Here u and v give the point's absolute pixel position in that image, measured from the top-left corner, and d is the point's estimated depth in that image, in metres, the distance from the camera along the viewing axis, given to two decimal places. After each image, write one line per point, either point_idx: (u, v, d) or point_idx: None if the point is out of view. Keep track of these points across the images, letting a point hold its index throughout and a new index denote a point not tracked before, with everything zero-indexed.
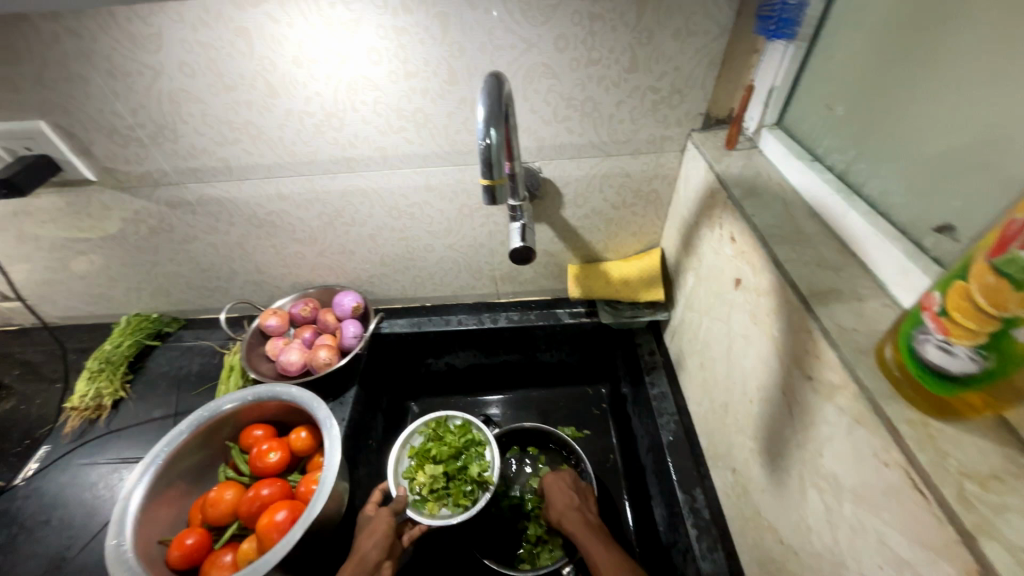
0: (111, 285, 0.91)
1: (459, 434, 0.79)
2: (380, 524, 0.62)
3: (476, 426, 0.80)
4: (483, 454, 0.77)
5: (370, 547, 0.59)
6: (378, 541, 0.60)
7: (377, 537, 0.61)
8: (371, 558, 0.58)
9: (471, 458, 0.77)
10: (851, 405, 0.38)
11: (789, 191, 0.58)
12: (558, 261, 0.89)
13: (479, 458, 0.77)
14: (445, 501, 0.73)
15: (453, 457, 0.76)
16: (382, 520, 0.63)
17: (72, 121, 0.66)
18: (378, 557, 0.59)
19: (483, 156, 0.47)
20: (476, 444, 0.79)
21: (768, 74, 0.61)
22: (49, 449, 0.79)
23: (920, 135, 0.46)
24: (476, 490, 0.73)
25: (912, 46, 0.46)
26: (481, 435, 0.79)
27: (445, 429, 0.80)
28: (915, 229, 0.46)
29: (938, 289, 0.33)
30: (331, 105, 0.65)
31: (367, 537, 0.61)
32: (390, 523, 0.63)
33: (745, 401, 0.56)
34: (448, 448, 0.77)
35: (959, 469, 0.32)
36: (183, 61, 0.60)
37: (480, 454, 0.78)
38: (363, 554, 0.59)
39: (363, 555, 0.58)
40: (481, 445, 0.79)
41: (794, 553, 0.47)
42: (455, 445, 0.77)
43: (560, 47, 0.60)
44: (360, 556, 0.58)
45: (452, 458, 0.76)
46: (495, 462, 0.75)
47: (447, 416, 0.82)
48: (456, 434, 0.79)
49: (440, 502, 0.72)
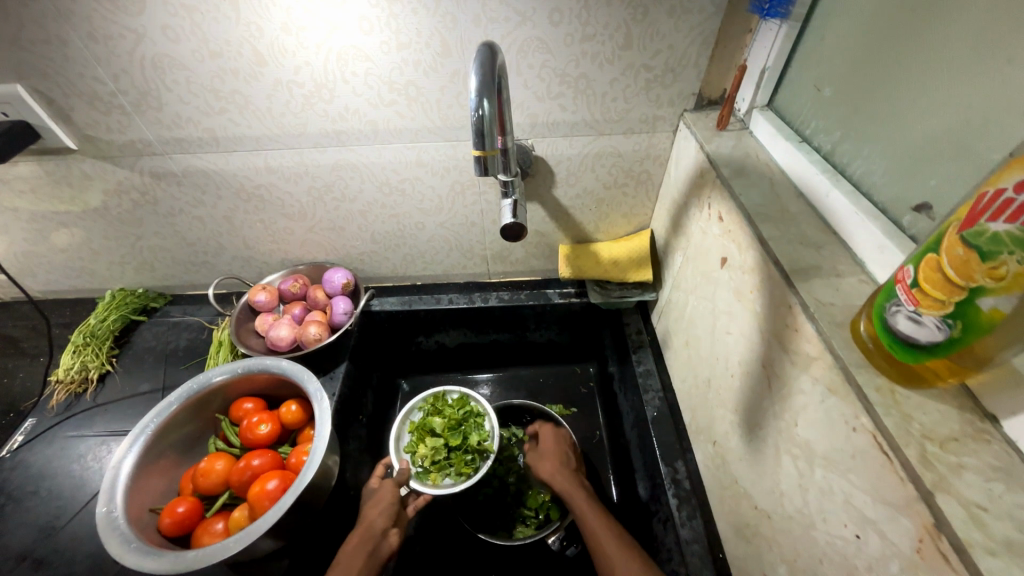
0: (94, 258, 0.90)
1: (457, 408, 0.80)
2: (386, 494, 0.66)
3: (475, 398, 0.81)
4: (481, 424, 0.78)
5: (375, 516, 0.63)
6: (383, 510, 0.64)
7: (382, 507, 0.64)
8: (377, 525, 0.62)
9: (470, 429, 0.77)
10: (825, 374, 0.40)
11: (776, 172, 0.59)
12: (549, 241, 0.89)
13: (479, 429, 0.78)
14: (447, 471, 0.73)
15: (452, 428, 0.77)
16: (387, 491, 0.67)
17: (50, 85, 0.64)
18: (384, 524, 0.62)
19: (476, 127, 0.47)
20: (475, 416, 0.79)
21: (761, 54, 0.61)
22: (35, 422, 0.79)
23: (902, 116, 0.47)
24: (477, 459, 0.74)
25: (902, 27, 0.47)
26: (479, 407, 0.80)
27: (444, 403, 0.80)
28: (894, 208, 0.48)
29: (911, 262, 0.34)
30: (321, 75, 0.64)
31: (373, 507, 0.64)
32: (394, 494, 0.66)
33: (727, 375, 0.58)
34: (447, 420, 0.77)
35: (921, 432, 0.34)
36: (167, 25, 0.58)
37: (479, 425, 0.78)
38: (370, 522, 0.62)
39: (370, 524, 0.62)
40: (480, 416, 0.79)
41: (767, 517, 0.49)
42: (454, 417, 0.78)
43: (554, 21, 0.59)
44: (367, 524, 0.62)
45: (452, 429, 0.77)
46: (494, 431, 0.76)
47: (444, 390, 0.82)
48: (455, 408, 0.80)
49: (442, 472, 0.73)
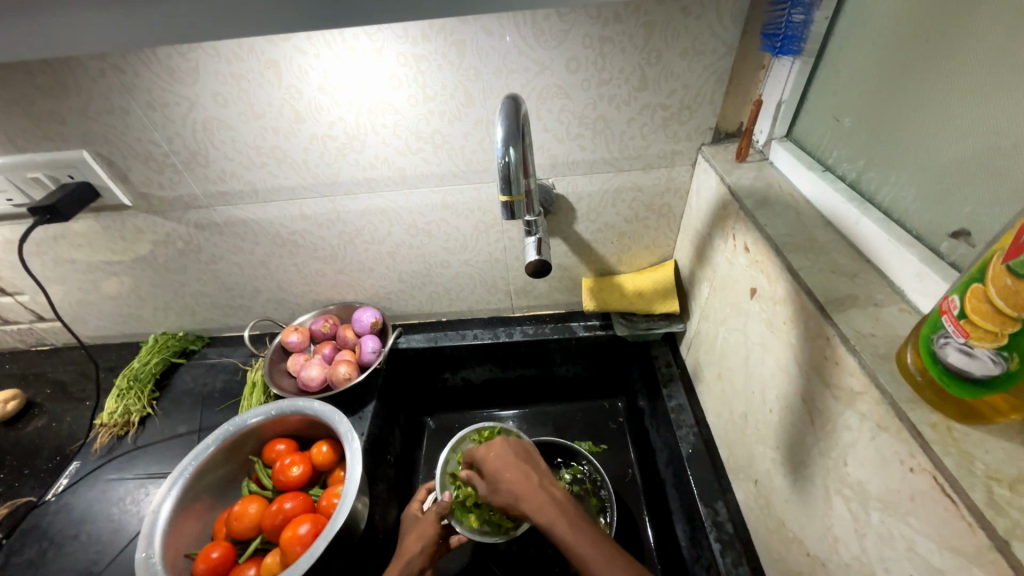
0: (140, 304, 0.95)
1: None
2: (427, 529, 0.64)
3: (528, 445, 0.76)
4: None
5: (415, 555, 0.62)
6: (424, 547, 0.63)
7: (423, 543, 0.63)
8: (416, 565, 0.61)
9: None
10: (873, 410, 0.38)
11: (801, 201, 0.59)
12: (572, 274, 0.90)
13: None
14: (487, 517, 0.68)
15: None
16: (429, 522, 0.65)
17: (112, 149, 0.70)
18: (422, 562, 0.62)
19: (502, 173, 0.49)
20: None
21: (776, 88, 0.63)
22: (79, 465, 0.82)
23: (929, 142, 0.47)
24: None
25: (919, 58, 0.47)
26: None
27: None
28: (930, 235, 0.47)
29: (957, 293, 0.33)
30: (353, 129, 0.68)
31: (415, 541, 0.63)
32: (436, 529, 0.64)
33: (765, 410, 0.56)
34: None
35: (987, 472, 0.32)
36: (216, 91, 0.64)
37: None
38: (409, 559, 0.62)
39: (409, 561, 0.61)
40: None
41: (821, 565, 0.46)
42: None
43: (571, 68, 0.62)
44: (406, 562, 0.61)
45: None
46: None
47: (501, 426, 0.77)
48: None
49: (482, 517, 0.68)
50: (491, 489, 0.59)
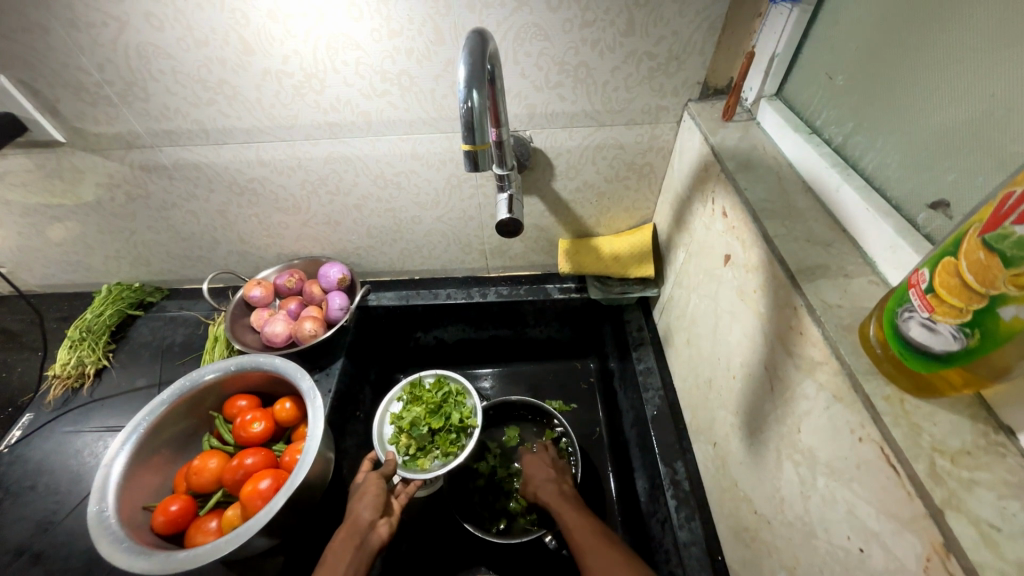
0: (89, 252, 0.89)
1: (435, 391, 0.81)
2: (371, 486, 0.62)
3: (451, 377, 0.83)
4: (462, 402, 0.80)
5: (360, 509, 0.59)
6: (369, 502, 0.60)
7: (367, 498, 0.60)
8: (364, 519, 0.58)
9: (450, 408, 0.79)
10: (831, 381, 0.38)
11: (783, 165, 0.57)
12: (549, 235, 0.87)
13: (458, 407, 0.80)
14: (434, 454, 0.75)
15: (433, 412, 0.79)
16: (372, 482, 0.63)
17: (35, 76, 0.62)
18: (371, 516, 0.58)
19: (465, 120, 0.45)
20: (454, 395, 0.81)
21: (770, 40, 0.58)
22: (32, 417, 0.79)
23: (921, 107, 0.44)
24: (461, 437, 0.77)
25: (923, 11, 0.44)
26: (458, 386, 0.82)
27: (421, 390, 0.82)
28: (908, 205, 0.45)
29: (927, 266, 0.32)
30: (310, 65, 0.61)
31: (359, 500, 0.60)
32: (380, 486, 0.62)
33: (728, 376, 0.56)
34: (427, 405, 0.79)
35: (932, 445, 0.32)
36: (150, 12, 0.56)
37: (460, 403, 0.80)
38: (356, 516, 0.58)
39: (355, 518, 0.58)
40: (459, 395, 0.81)
41: (767, 523, 0.48)
42: (433, 400, 0.79)
43: (552, 6, 0.57)
44: (353, 519, 0.58)
45: (433, 413, 0.78)
46: (475, 408, 0.78)
47: (420, 377, 0.83)
48: (432, 392, 0.81)
49: (429, 456, 0.75)
50: (532, 481, 0.72)
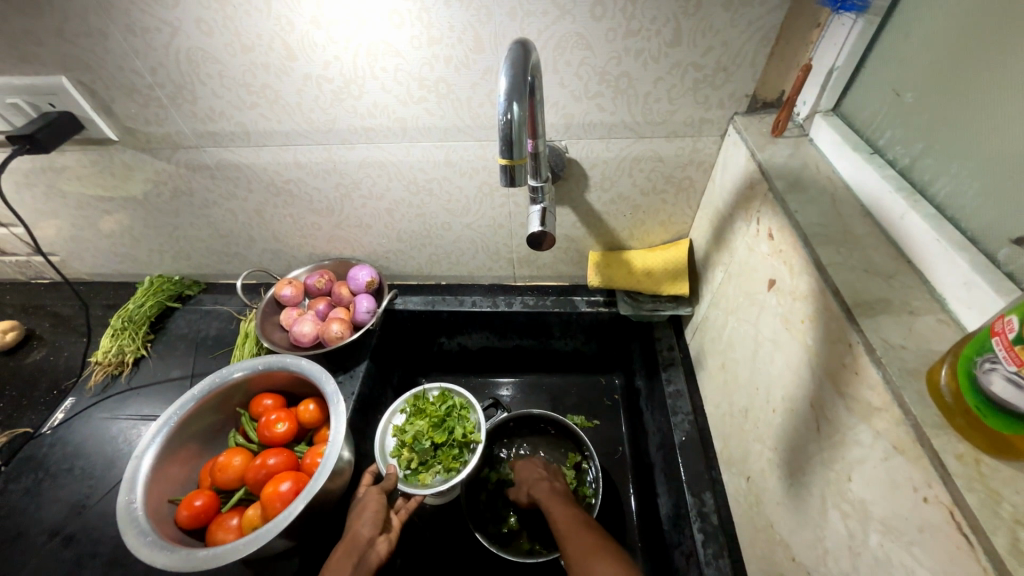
0: (135, 245, 0.93)
1: (439, 404, 0.80)
2: (371, 502, 0.62)
3: (456, 391, 0.81)
4: (467, 416, 0.78)
5: (360, 525, 0.59)
6: (369, 518, 0.60)
7: (367, 515, 0.60)
8: (363, 536, 0.58)
9: (454, 422, 0.78)
10: (891, 430, 0.34)
11: (838, 186, 0.53)
12: (579, 247, 0.85)
13: (462, 421, 0.78)
14: (435, 469, 0.74)
15: (436, 425, 0.77)
16: (372, 497, 0.63)
17: (93, 77, 0.65)
18: (370, 533, 0.58)
19: (503, 133, 0.43)
20: (458, 409, 0.80)
21: (831, 52, 0.54)
22: (74, 401, 0.82)
23: (1006, 130, 0.40)
24: (464, 453, 0.75)
25: (1010, 24, 0.40)
26: (462, 400, 0.81)
27: (425, 402, 0.80)
28: (985, 238, 0.41)
29: (1016, 313, 0.29)
30: (350, 71, 0.62)
31: (357, 516, 0.60)
32: (380, 501, 0.62)
33: (768, 409, 0.53)
34: (429, 418, 0.78)
35: (1014, 515, 0.28)
36: (200, 18, 0.58)
37: (464, 417, 0.79)
38: (355, 532, 0.58)
39: (354, 535, 0.58)
40: (464, 409, 0.80)
41: (806, 572, 0.44)
42: (436, 414, 0.78)
43: (596, 15, 0.55)
44: (352, 535, 0.58)
45: (436, 426, 0.77)
46: (480, 424, 0.76)
47: (424, 389, 0.82)
48: (436, 405, 0.80)
49: (431, 471, 0.74)
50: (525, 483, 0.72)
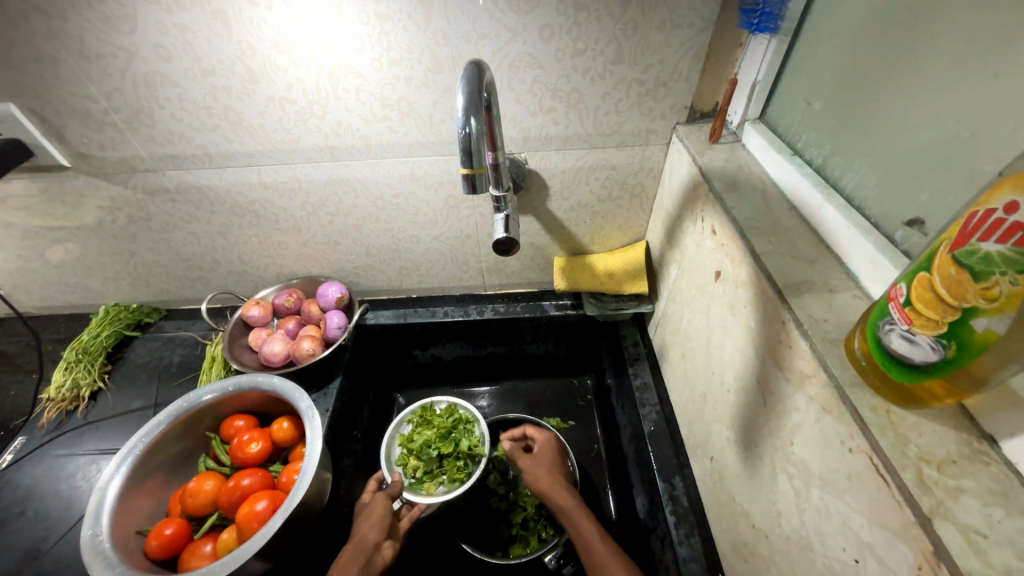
0: (88, 274, 0.89)
1: (446, 416, 0.81)
2: (378, 507, 0.63)
3: (463, 406, 0.82)
4: (471, 429, 0.79)
5: (367, 529, 0.59)
6: (376, 522, 0.60)
7: (374, 520, 0.61)
8: (369, 540, 0.58)
9: (460, 434, 0.79)
10: (820, 393, 0.39)
11: (769, 184, 0.59)
12: (544, 253, 0.89)
13: (468, 433, 0.79)
14: (440, 479, 0.74)
15: (442, 437, 0.78)
16: (379, 503, 0.64)
17: (44, 104, 0.64)
18: (377, 538, 0.59)
19: (463, 145, 0.47)
20: (464, 423, 0.80)
21: (752, 67, 0.61)
22: (24, 441, 0.78)
23: (895, 130, 0.47)
24: (470, 465, 0.76)
25: (888, 43, 0.47)
26: (468, 414, 0.81)
27: (432, 415, 0.81)
28: (887, 222, 0.47)
29: (904, 281, 0.34)
30: (313, 92, 0.64)
31: (365, 521, 0.61)
32: (386, 507, 0.63)
33: (723, 390, 0.57)
34: (437, 430, 0.78)
35: (918, 454, 0.33)
36: (159, 44, 0.59)
37: (469, 430, 0.79)
38: (362, 537, 0.59)
39: (361, 538, 0.58)
40: (469, 422, 0.80)
41: (765, 537, 0.48)
42: (443, 425, 0.79)
43: (545, 37, 0.60)
44: (358, 539, 0.58)
45: (443, 438, 0.78)
46: (484, 436, 0.77)
47: (432, 402, 0.84)
48: (443, 417, 0.81)
49: (436, 481, 0.74)
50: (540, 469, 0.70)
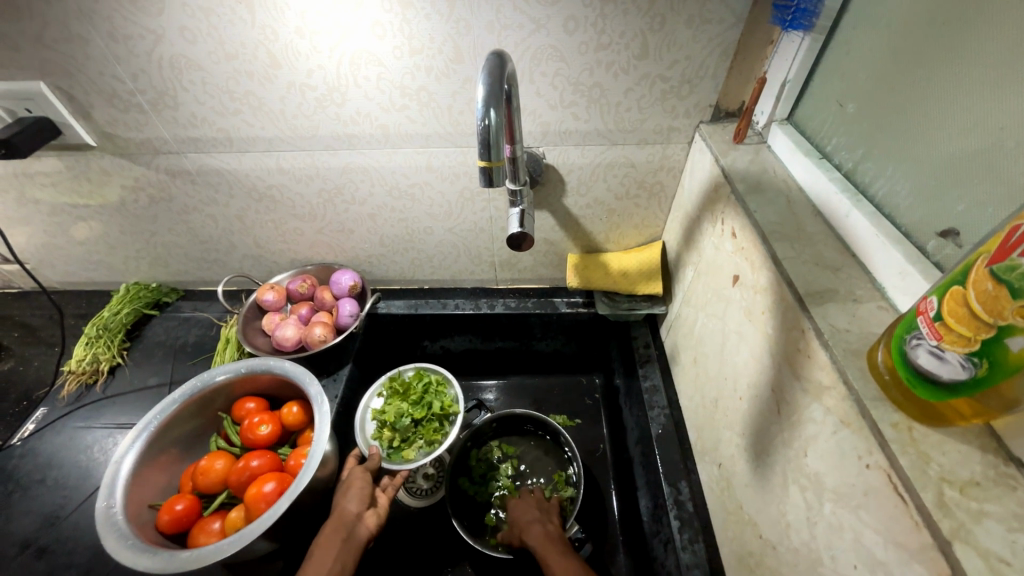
0: (111, 252, 0.91)
1: (416, 382, 0.81)
2: (356, 480, 0.64)
3: (430, 368, 0.83)
4: (443, 391, 0.81)
5: (346, 502, 0.60)
6: (355, 495, 0.61)
7: (352, 493, 0.62)
8: (350, 511, 0.59)
9: (431, 398, 0.80)
10: (838, 405, 0.38)
11: (793, 188, 0.58)
12: (558, 249, 0.88)
13: (440, 396, 0.80)
14: (418, 444, 0.76)
15: (415, 403, 0.79)
16: (356, 477, 0.64)
17: (73, 83, 0.65)
18: (356, 509, 0.60)
19: (482, 137, 0.46)
20: (435, 386, 0.82)
21: (781, 66, 0.59)
22: (46, 411, 0.80)
23: (929, 137, 0.45)
24: (444, 425, 0.78)
25: (925, 46, 0.45)
26: (438, 377, 0.82)
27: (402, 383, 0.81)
28: (918, 232, 0.45)
29: (935, 294, 0.33)
30: (333, 79, 0.64)
31: (344, 495, 0.62)
32: (364, 479, 0.64)
33: (735, 397, 0.56)
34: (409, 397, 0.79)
35: (940, 474, 0.32)
36: (184, 26, 0.59)
37: (440, 392, 0.81)
38: (342, 509, 0.60)
39: (342, 511, 0.60)
40: (440, 385, 0.82)
41: (772, 548, 0.47)
42: (415, 392, 0.79)
43: (569, 29, 0.58)
44: (339, 512, 0.60)
45: (416, 404, 0.78)
46: (457, 396, 0.79)
47: (400, 371, 0.83)
48: (413, 383, 0.81)
49: (413, 446, 0.76)
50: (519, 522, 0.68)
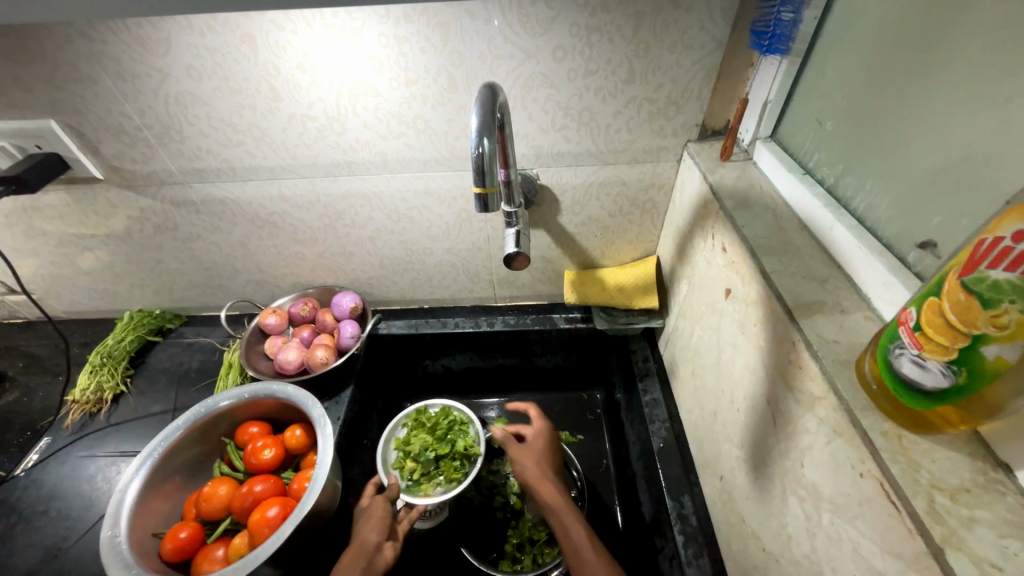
0: (115, 281, 0.93)
1: (441, 417, 0.82)
2: (377, 509, 0.64)
3: (455, 406, 0.83)
4: (467, 429, 0.80)
5: (367, 532, 0.60)
6: (375, 525, 0.61)
7: (374, 522, 0.62)
8: (370, 541, 0.60)
9: (454, 435, 0.79)
10: (830, 415, 0.39)
11: (779, 203, 0.59)
12: (555, 266, 0.90)
13: (463, 434, 0.80)
14: (438, 480, 0.75)
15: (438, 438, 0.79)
16: (377, 506, 0.65)
17: (82, 120, 0.68)
18: (377, 539, 0.60)
19: (477, 164, 0.48)
20: (460, 423, 0.82)
21: (762, 87, 0.62)
22: (50, 441, 0.81)
23: (904, 152, 0.47)
24: (466, 464, 0.77)
25: (897, 67, 0.47)
26: (463, 414, 0.83)
27: (427, 416, 0.82)
28: (899, 243, 0.47)
29: (914, 305, 0.34)
30: (333, 110, 0.66)
31: (365, 524, 0.62)
32: (385, 508, 0.64)
33: (732, 409, 0.57)
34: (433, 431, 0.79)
35: (930, 481, 0.33)
36: (190, 65, 0.62)
37: (464, 431, 0.80)
38: (362, 539, 0.60)
39: (362, 541, 0.60)
40: (464, 423, 0.82)
41: (775, 560, 0.47)
42: (438, 427, 0.80)
43: (558, 57, 0.61)
44: (359, 543, 0.60)
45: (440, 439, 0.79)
46: (480, 436, 0.78)
47: (427, 405, 0.84)
48: (438, 418, 0.82)
49: (433, 482, 0.75)
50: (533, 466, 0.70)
